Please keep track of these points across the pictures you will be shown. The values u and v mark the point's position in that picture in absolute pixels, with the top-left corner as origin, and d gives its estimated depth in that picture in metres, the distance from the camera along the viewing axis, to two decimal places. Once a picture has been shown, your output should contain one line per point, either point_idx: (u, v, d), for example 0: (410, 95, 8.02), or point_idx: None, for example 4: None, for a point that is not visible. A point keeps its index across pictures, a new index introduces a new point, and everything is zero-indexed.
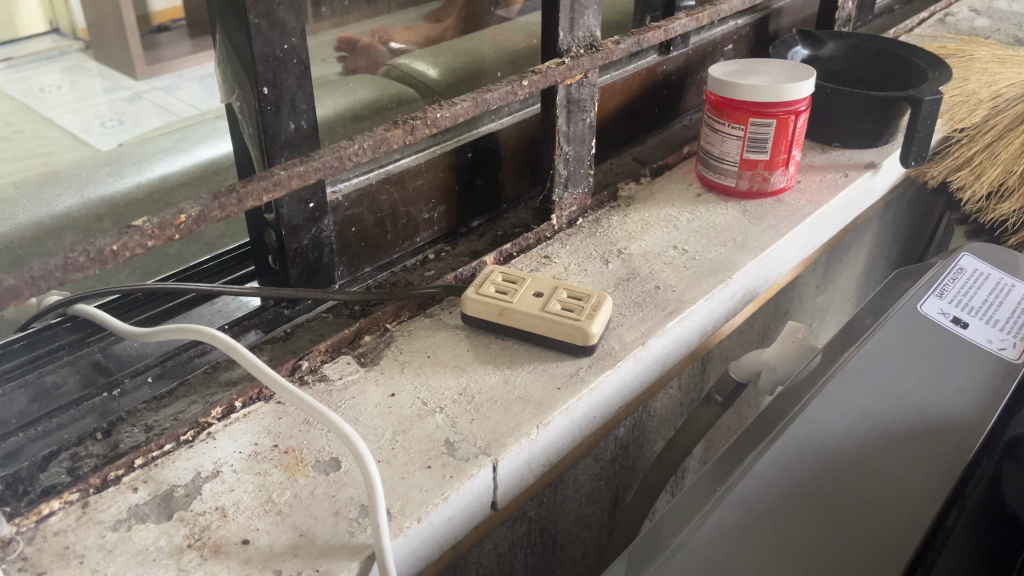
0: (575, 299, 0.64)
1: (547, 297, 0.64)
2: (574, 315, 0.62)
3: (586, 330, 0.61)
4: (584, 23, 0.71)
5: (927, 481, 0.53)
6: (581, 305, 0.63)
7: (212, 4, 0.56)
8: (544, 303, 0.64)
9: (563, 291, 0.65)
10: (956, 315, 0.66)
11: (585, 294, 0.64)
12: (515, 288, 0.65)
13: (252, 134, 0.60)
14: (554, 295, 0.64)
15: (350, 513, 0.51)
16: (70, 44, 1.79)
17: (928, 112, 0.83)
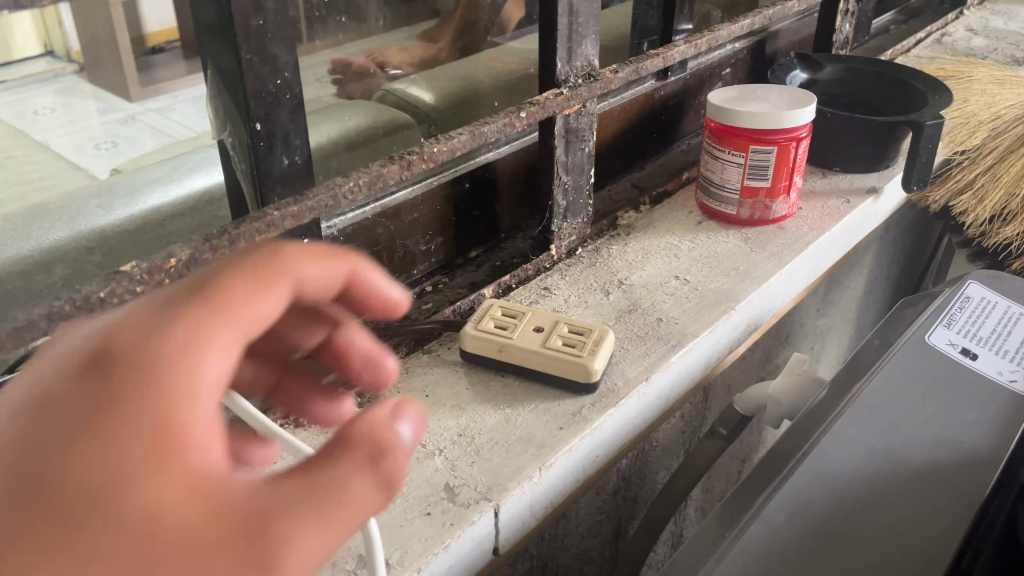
0: (577, 334, 0.63)
1: (548, 332, 0.63)
2: (576, 351, 0.61)
3: (588, 367, 0.60)
4: (582, 52, 0.69)
5: (942, 521, 0.52)
6: (582, 340, 0.62)
7: (203, 39, 0.55)
8: (543, 339, 0.62)
9: (564, 325, 0.63)
10: (965, 346, 0.65)
11: (586, 328, 0.63)
12: (515, 323, 0.64)
13: (245, 170, 0.59)
14: (554, 330, 0.63)
15: (347, 564, 0.49)
16: (64, 66, 1.73)
17: (930, 137, 0.82)
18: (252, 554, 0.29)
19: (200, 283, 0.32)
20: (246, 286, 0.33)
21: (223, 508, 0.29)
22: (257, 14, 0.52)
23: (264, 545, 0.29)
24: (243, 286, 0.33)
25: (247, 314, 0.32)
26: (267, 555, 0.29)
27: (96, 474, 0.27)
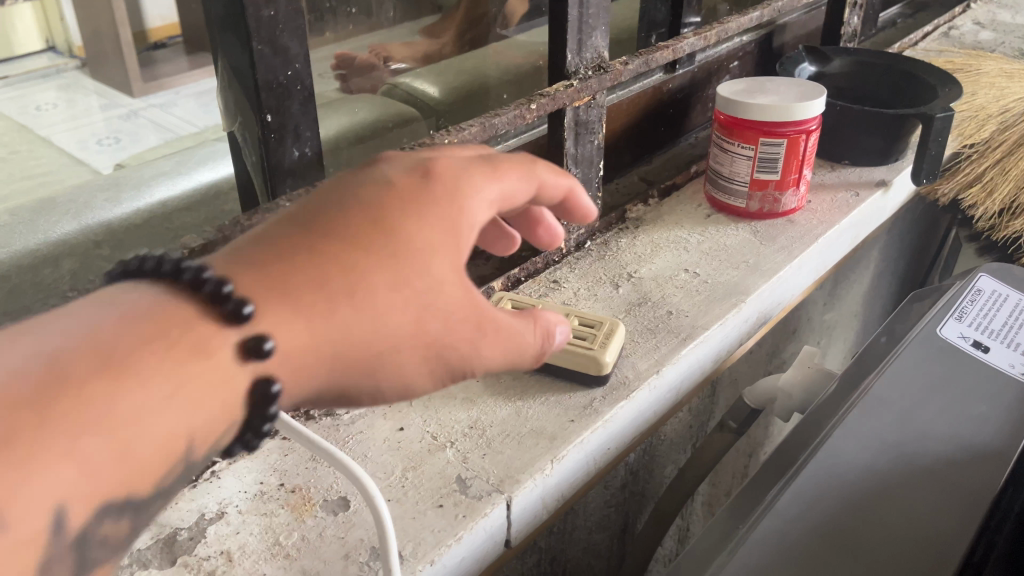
0: (587, 327, 0.63)
1: None
2: (587, 344, 0.61)
3: (599, 360, 0.60)
4: (592, 44, 0.69)
5: (955, 514, 0.52)
6: (593, 333, 0.62)
7: (214, 29, 0.55)
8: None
9: (574, 318, 0.63)
10: (977, 339, 0.65)
11: (597, 321, 0.63)
12: None
13: (256, 162, 0.59)
14: (565, 323, 0.63)
15: (361, 556, 0.49)
16: (65, 61, 1.70)
17: (940, 130, 0.81)
18: (462, 343, 0.42)
19: (487, 156, 0.44)
20: (519, 172, 0.44)
21: (465, 307, 0.42)
22: (268, 5, 0.52)
23: (471, 340, 0.42)
24: (518, 166, 0.44)
25: (519, 186, 0.44)
26: (468, 348, 0.43)
27: (411, 246, 0.39)
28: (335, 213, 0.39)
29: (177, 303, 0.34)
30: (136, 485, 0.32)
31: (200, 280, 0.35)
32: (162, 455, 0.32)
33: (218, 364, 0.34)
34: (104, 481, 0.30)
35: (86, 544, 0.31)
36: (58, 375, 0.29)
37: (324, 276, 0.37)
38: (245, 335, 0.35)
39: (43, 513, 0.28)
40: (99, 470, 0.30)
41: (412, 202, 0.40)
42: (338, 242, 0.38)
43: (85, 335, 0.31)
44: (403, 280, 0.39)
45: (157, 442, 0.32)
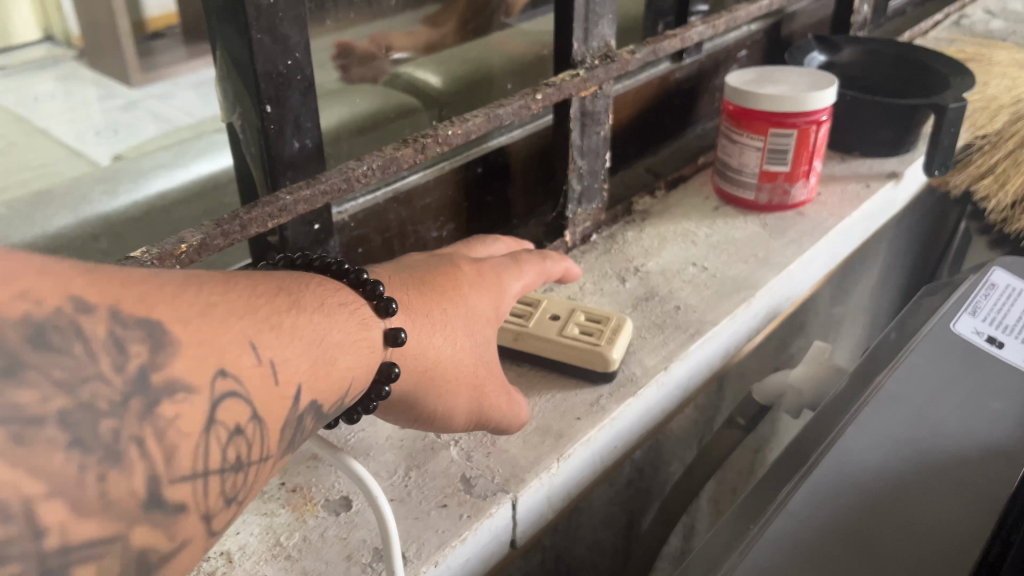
0: (594, 322, 0.61)
1: (565, 320, 0.61)
2: (593, 339, 0.60)
3: (606, 356, 0.58)
4: (599, 33, 0.68)
5: (969, 512, 0.50)
6: (600, 329, 0.61)
7: (212, 18, 0.54)
8: (561, 327, 0.61)
9: (581, 313, 0.62)
10: (991, 335, 0.63)
11: (604, 316, 0.62)
12: (530, 311, 0.62)
13: (255, 154, 0.58)
14: (571, 318, 0.62)
15: (363, 557, 0.48)
16: (63, 52, 1.58)
17: (953, 120, 0.80)
18: (494, 396, 0.52)
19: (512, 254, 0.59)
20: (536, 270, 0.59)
21: (496, 367, 0.53)
22: None
23: (499, 390, 0.53)
24: (534, 266, 0.59)
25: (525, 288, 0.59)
26: (496, 401, 0.53)
27: (475, 307, 0.52)
28: (428, 272, 0.51)
29: (345, 289, 0.45)
30: (332, 398, 0.41)
31: (360, 279, 0.45)
32: (340, 389, 0.41)
33: (374, 338, 0.44)
34: (318, 385, 0.39)
35: (299, 430, 0.39)
36: (294, 300, 0.40)
37: (427, 307, 0.49)
38: (387, 326, 0.46)
39: (293, 382, 0.38)
40: (317, 373, 0.39)
41: (476, 279, 0.53)
42: (433, 288, 0.50)
43: (303, 286, 0.42)
44: (467, 330, 0.51)
45: (345, 370, 0.41)
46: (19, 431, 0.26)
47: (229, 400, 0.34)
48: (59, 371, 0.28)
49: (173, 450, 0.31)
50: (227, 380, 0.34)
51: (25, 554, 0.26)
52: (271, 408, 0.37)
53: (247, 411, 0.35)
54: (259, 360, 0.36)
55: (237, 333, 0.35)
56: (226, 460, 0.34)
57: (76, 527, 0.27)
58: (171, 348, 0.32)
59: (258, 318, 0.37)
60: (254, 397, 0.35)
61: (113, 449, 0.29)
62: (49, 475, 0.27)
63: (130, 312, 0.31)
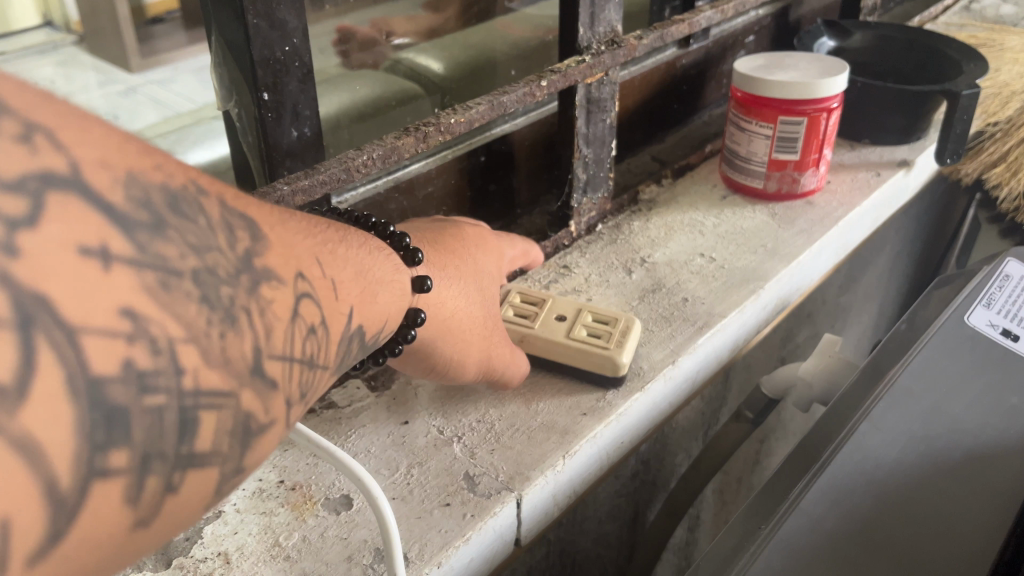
0: (602, 324, 0.60)
1: (571, 321, 0.60)
2: (602, 343, 0.58)
3: (615, 360, 0.56)
4: (605, 17, 0.66)
5: (986, 511, 0.49)
6: (608, 331, 0.59)
7: (207, 3, 0.52)
8: (568, 329, 0.59)
9: (588, 314, 0.60)
10: (1005, 327, 0.62)
11: (611, 318, 0.60)
12: (536, 312, 0.61)
13: (254, 143, 0.56)
14: (578, 319, 0.60)
15: (364, 558, 0.47)
16: (64, 37, 1.62)
17: (966, 107, 0.78)
18: (502, 352, 0.55)
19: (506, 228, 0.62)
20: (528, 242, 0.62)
21: (499, 322, 0.56)
22: None
23: (505, 349, 0.55)
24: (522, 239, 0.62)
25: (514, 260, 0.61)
26: (504, 358, 0.55)
27: (478, 268, 0.55)
28: (437, 232, 0.55)
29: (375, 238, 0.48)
30: (375, 326, 0.43)
31: (387, 231, 0.48)
32: (380, 323, 0.43)
33: (404, 282, 0.47)
34: (365, 310, 0.41)
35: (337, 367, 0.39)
36: (342, 236, 0.42)
37: (443, 263, 0.52)
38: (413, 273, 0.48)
39: (347, 302, 0.39)
40: (364, 300, 0.41)
41: (476, 239, 0.56)
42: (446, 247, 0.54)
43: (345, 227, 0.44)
44: (474, 286, 0.54)
45: (383, 305, 0.43)
46: (163, 277, 0.27)
47: (305, 300, 0.35)
48: (190, 235, 0.29)
49: (269, 329, 0.32)
50: (302, 282, 0.35)
51: (168, 390, 0.26)
52: (332, 317, 0.37)
53: (319, 314, 0.36)
54: (323, 275, 0.37)
55: (307, 247, 0.37)
56: (305, 354, 0.35)
57: (206, 375, 0.28)
58: (262, 242, 0.33)
59: (319, 242, 0.39)
60: (323, 305, 0.37)
61: (230, 312, 0.30)
62: (185, 321, 0.27)
63: (232, 203, 0.32)
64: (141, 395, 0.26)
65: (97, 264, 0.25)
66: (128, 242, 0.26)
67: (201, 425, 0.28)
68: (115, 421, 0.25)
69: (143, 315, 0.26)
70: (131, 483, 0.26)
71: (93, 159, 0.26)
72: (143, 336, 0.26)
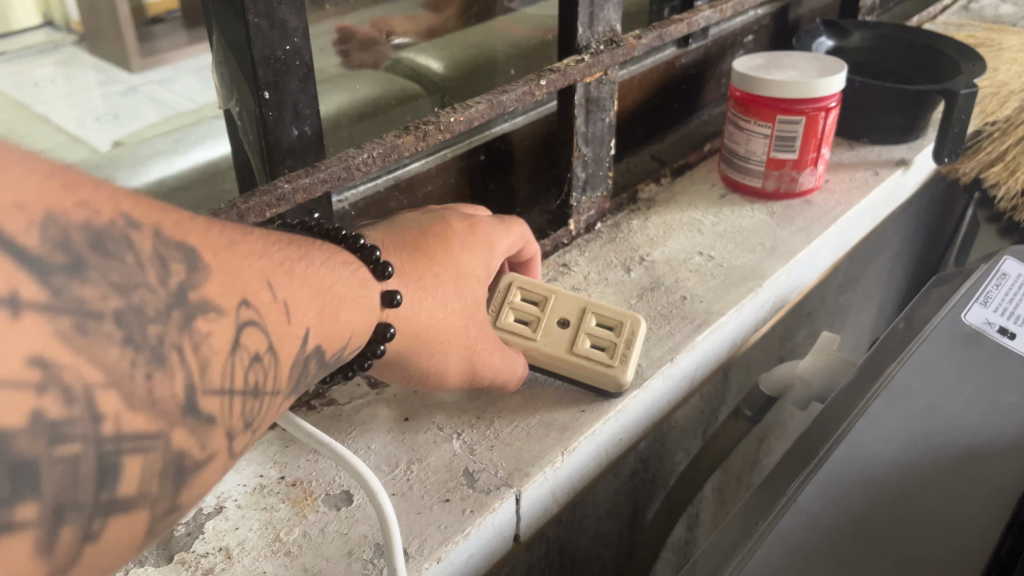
0: (606, 329, 0.58)
1: (574, 328, 0.58)
2: (606, 357, 0.56)
3: (620, 380, 0.55)
4: (604, 17, 0.66)
5: (982, 508, 0.50)
6: (612, 339, 0.57)
7: (208, 2, 0.52)
8: (572, 340, 0.57)
9: (591, 317, 0.58)
10: (1002, 325, 0.62)
11: (615, 320, 0.58)
12: (537, 315, 0.59)
13: (255, 142, 0.57)
14: (580, 325, 0.58)
15: (364, 554, 0.47)
16: (64, 37, 1.66)
17: (964, 106, 0.78)
18: (488, 352, 0.54)
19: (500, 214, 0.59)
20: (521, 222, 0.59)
21: (485, 324, 0.54)
22: None
23: (492, 349, 0.54)
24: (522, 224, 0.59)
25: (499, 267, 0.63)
26: (490, 359, 0.54)
27: (464, 269, 0.53)
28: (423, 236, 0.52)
29: (344, 251, 0.46)
30: (336, 344, 0.43)
31: (357, 245, 0.47)
32: (342, 340, 0.43)
33: (372, 298, 0.46)
34: (323, 330, 0.41)
35: (303, 373, 0.41)
36: (302, 253, 0.42)
37: (419, 272, 0.50)
38: (383, 287, 0.47)
39: (303, 323, 0.39)
40: (323, 320, 0.41)
41: (468, 239, 0.54)
42: (425, 253, 0.51)
43: (309, 244, 0.44)
44: (457, 291, 0.52)
45: (345, 323, 0.43)
46: (80, 320, 0.27)
47: (250, 328, 0.36)
48: (115, 273, 0.29)
49: (206, 361, 0.33)
50: (247, 309, 0.36)
51: (85, 438, 0.27)
52: (284, 342, 0.38)
53: (264, 341, 0.37)
54: (275, 296, 0.38)
55: (256, 270, 0.37)
56: (247, 383, 0.35)
57: (129, 419, 0.28)
58: (202, 271, 0.33)
59: (273, 263, 0.39)
60: (270, 330, 0.37)
61: (158, 351, 0.30)
62: (105, 366, 0.28)
63: (170, 234, 0.32)
64: (52, 445, 0.26)
65: (3, 316, 0.25)
66: (41, 288, 0.26)
67: (125, 470, 0.29)
68: (22, 474, 0.25)
69: (53, 363, 0.26)
70: (43, 535, 0.26)
71: (8, 201, 0.26)
72: (53, 385, 0.26)
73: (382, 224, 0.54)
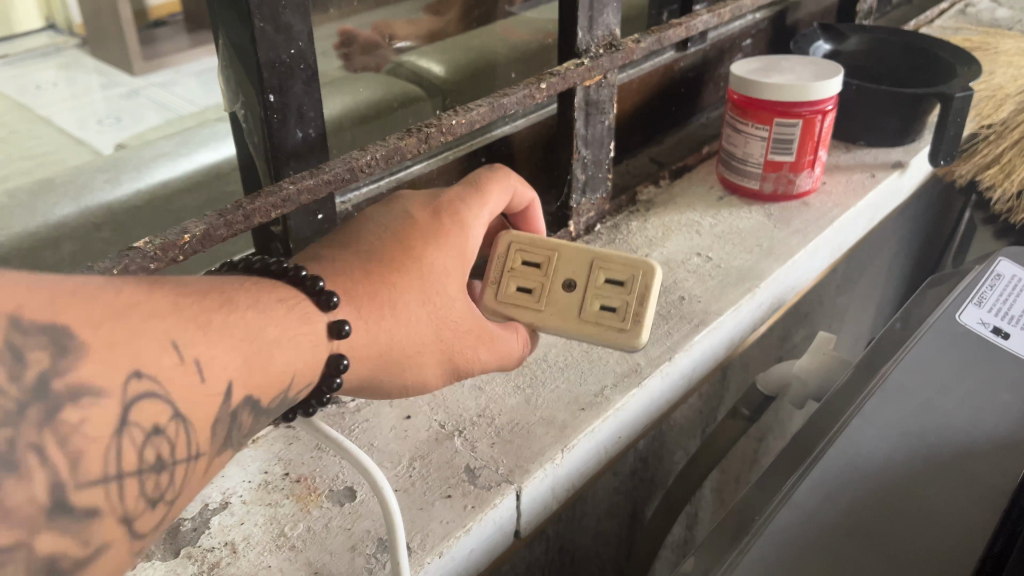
0: (615, 285, 0.53)
1: (580, 289, 0.53)
2: (618, 319, 0.52)
3: (633, 343, 0.52)
4: (604, 21, 0.67)
5: (975, 505, 0.50)
6: (623, 296, 0.52)
7: (214, 7, 0.53)
8: (582, 304, 0.53)
9: (597, 275, 0.53)
10: (996, 325, 0.63)
11: (625, 274, 0.52)
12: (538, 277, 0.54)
13: (259, 144, 0.58)
14: (587, 285, 0.53)
15: (368, 548, 0.48)
16: (66, 39, 1.65)
17: (959, 109, 0.79)
18: (466, 351, 0.52)
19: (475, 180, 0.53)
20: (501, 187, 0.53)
21: (465, 322, 0.51)
22: None
23: (474, 346, 0.52)
24: (499, 187, 0.53)
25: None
26: (471, 355, 0.53)
27: (428, 273, 0.49)
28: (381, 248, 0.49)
29: (285, 286, 0.44)
30: (273, 390, 0.42)
31: (299, 277, 0.45)
32: (283, 382, 0.42)
33: (318, 332, 0.44)
34: (251, 379, 0.40)
35: (233, 425, 0.40)
36: (227, 298, 0.40)
37: (373, 292, 0.48)
38: (331, 317, 0.45)
39: (222, 379, 0.38)
40: (252, 369, 0.40)
41: (432, 233, 0.50)
42: (381, 266, 0.48)
43: (237, 286, 0.42)
44: (423, 299, 0.49)
45: (282, 365, 0.42)
46: None
47: (146, 402, 0.34)
48: None
49: (79, 455, 0.31)
50: (141, 381, 0.34)
51: None
52: (195, 406, 0.37)
53: (167, 411, 0.35)
54: (182, 358, 0.36)
55: (159, 332, 0.35)
56: (143, 461, 0.34)
57: None
58: (76, 353, 0.32)
59: (185, 319, 0.37)
60: (175, 397, 0.35)
61: (10, 458, 0.29)
62: None
63: (32, 317, 0.31)
64: None
65: None
66: None
67: None
68: None
69: None
70: None
71: None
72: None
73: (347, 229, 0.51)
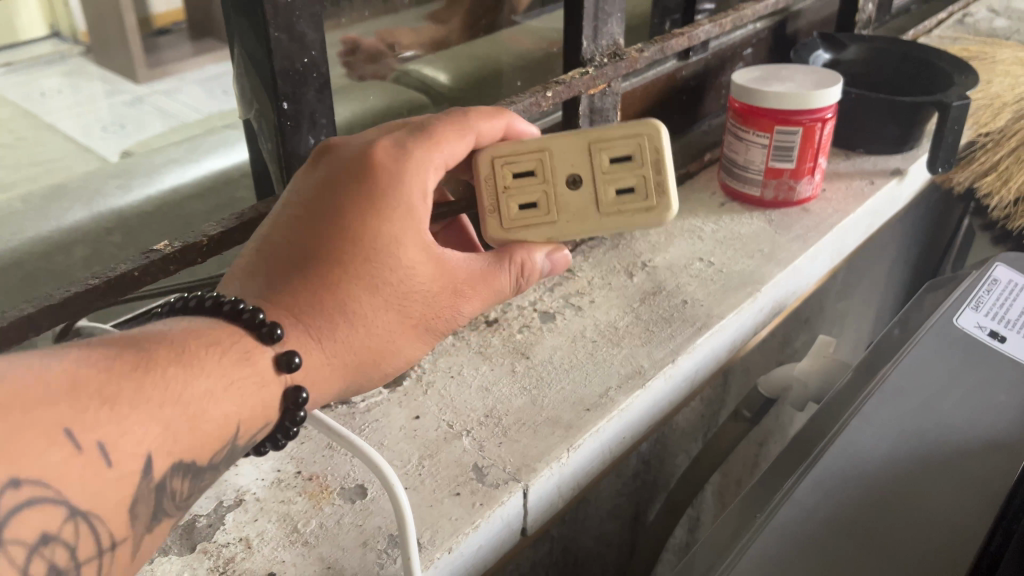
0: (623, 160, 0.53)
1: (590, 177, 0.53)
2: (639, 196, 0.53)
3: (662, 215, 0.53)
4: (608, 31, 0.69)
5: (971, 502, 0.51)
6: (635, 171, 0.52)
7: (230, 16, 0.55)
8: (596, 195, 0.53)
9: (602, 157, 0.53)
10: (993, 329, 0.64)
11: (630, 148, 0.52)
12: (544, 183, 0.53)
13: (273, 150, 0.59)
14: (596, 171, 0.53)
15: (379, 544, 0.49)
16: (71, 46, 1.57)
17: (957, 117, 0.80)
18: (446, 313, 0.52)
19: (421, 132, 0.50)
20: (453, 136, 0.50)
21: (433, 296, 0.51)
22: None
23: (452, 305, 0.52)
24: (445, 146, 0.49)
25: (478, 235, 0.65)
26: (453, 311, 0.52)
27: (376, 258, 0.47)
28: (314, 244, 0.47)
29: (225, 326, 0.45)
30: (210, 448, 0.42)
31: (238, 310, 0.46)
32: (228, 429, 0.43)
33: (262, 371, 0.45)
34: (176, 445, 0.40)
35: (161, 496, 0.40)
36: (145, 357, 0.40)
37: (320, 301, 0.47)
38: (279, 348, 0.46)
39: (138, 455, 0.38)
40: (177, 433, 0.40)
41: (372, 212, 0.47)
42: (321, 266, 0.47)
43: (163, 339, 0.42)
44: (375, 289, 0.48)
45: (219, 416, 0.42)
46: None
47: (33, 510, 0.34)
48: None
49: None
50: (21, 490, 0.33)
51: None
52: (101, 498, 0.37)
53: (58, 514, 0.35)
54: (80, 448, 0.36)
55: (48, 425, 0.35)
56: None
57: None
58: None
59: (87, 403, 0.36)
60: (68, 496, 0.35)
61: None
62: None
63: None
64: None
65: None
66: None
67: None
68: None
69: None
70: None
71: None
72: None
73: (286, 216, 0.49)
